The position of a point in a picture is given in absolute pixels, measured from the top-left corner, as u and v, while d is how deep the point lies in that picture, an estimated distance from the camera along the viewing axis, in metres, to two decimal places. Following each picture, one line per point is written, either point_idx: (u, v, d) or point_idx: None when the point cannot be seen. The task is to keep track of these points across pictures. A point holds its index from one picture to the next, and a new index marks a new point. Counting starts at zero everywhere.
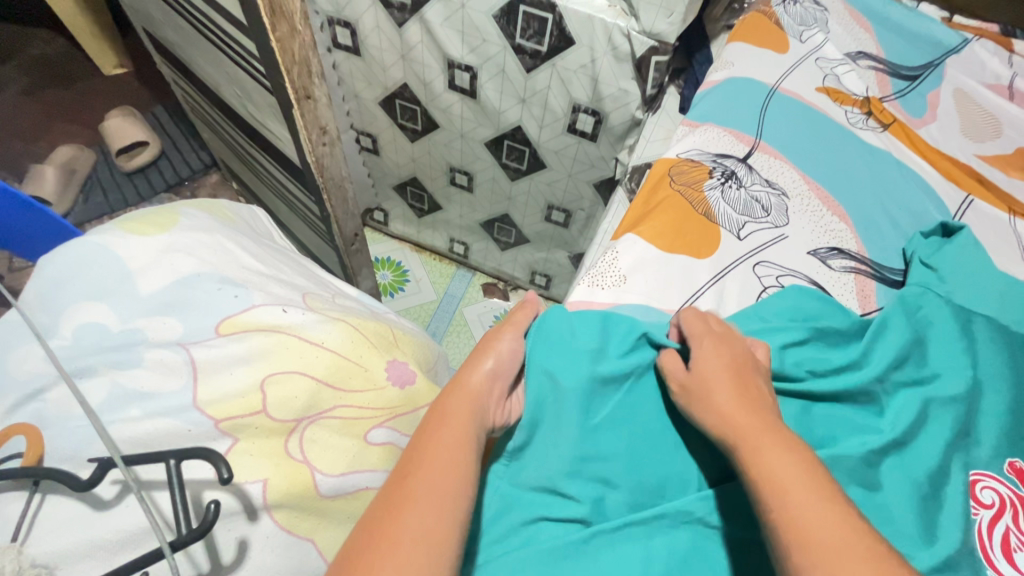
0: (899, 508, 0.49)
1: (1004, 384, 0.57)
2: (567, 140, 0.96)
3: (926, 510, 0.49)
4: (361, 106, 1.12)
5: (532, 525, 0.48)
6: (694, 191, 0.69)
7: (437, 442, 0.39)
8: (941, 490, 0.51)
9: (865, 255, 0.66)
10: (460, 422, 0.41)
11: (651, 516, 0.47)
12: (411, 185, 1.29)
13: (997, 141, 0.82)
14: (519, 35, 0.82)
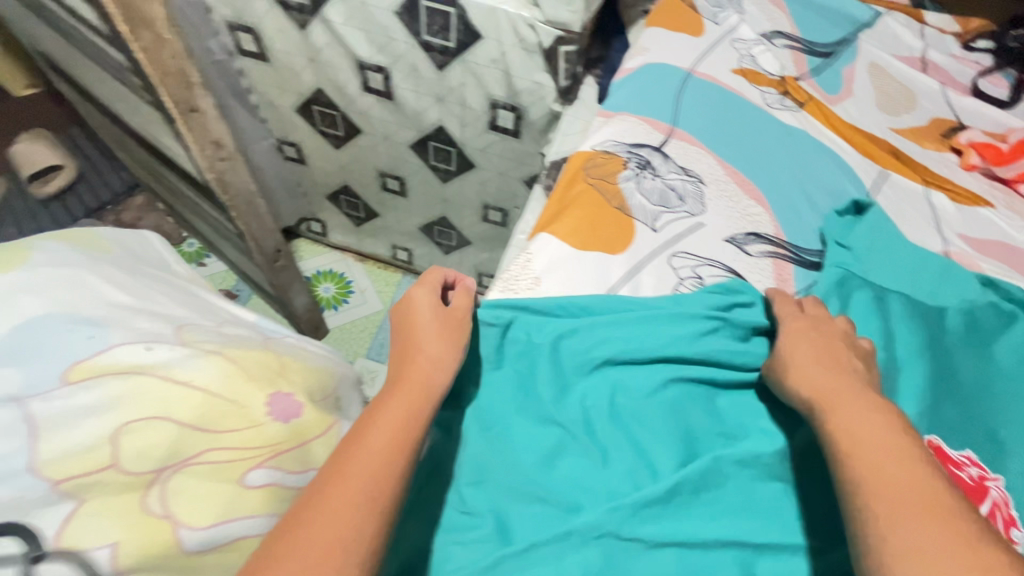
0: (817, 501, 0.48)
1: (920, 359, 0.56)
2: (491, 137, 0.93)
3: None
4: (278, 115, 1.07)
5: (439, 552, 0.45)
6: (608, 185, 0.67)
7: (383, 423, 0.40)
8: None
9: (783, 237, 0.65)
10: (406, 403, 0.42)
11: (560, 533, 0.44)
12: (343, 194, 1.24)
13: (912, 114, 0.83)
14: (424, 32, 0.79)
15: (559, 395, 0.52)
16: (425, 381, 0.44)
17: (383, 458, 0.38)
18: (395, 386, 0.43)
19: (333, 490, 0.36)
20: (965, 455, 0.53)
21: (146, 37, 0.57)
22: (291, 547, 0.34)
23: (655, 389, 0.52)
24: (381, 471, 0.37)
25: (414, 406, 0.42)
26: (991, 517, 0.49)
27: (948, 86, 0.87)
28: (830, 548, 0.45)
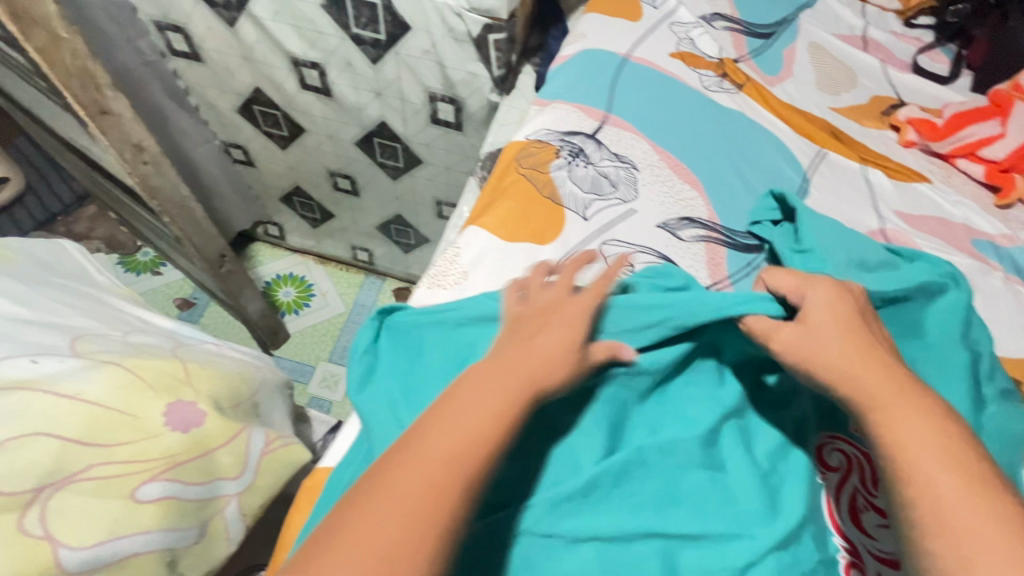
0: (743, 489, 0.46)
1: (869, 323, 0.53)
2: (435, 131, 0.91)
3: (768, 486, 0.47)
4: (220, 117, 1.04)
5: None
6: (540, 174, 0.66)
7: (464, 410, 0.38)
8: (783, 466, 0.48)
9: (716, 221, 0.64)
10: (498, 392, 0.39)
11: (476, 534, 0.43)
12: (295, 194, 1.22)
13: (852, 92, 0.82)
14: (353, 25, 0.77)
15: None
16: (531, 373, 0.41)
17: (463, 456, 0.36)
18: (498, 370, 0.41)
19: (410, 484, 0.34)
20: None
21: (42, 37, 0.54)
22: (359, 526, 0.33)
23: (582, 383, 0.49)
24: (456, 468, 0.35)
25: (509, 400, 0.39)
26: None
27: (889, 64, 0.86)
28: (757, 533, 0.44)
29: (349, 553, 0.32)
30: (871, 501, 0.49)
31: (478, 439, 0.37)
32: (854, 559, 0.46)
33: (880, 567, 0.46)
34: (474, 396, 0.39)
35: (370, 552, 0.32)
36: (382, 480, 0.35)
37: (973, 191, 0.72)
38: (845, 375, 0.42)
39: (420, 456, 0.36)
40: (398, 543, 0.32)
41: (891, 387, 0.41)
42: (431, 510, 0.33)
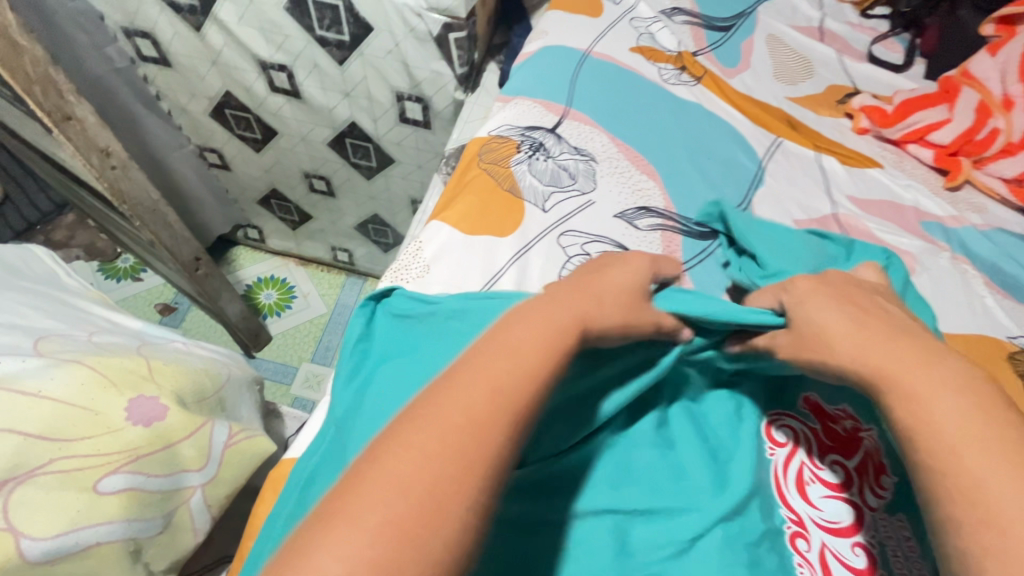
0: (694, 464, 0.48)
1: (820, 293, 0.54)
2: (405, 130, 0.93)
3: (717, 461, 0.48)
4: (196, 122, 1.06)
5: None
6: (501, 168, 0.67)
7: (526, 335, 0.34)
8: (735, 440, 0.50)
9: (672, 210, 0.66)
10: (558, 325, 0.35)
11: None
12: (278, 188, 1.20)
13: (809, 82, 0.84)
14: (317, 27, 0.78)
15: None
16: (583, 313, 0.37)
17: (515, 385, 0.31)
18: (547, 303, 0.37)
19: (458, 415, 0.29)
20: (843, 409, 0.51)
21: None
22: (401, 444, 0.28)
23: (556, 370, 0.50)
24: (507, 400, 0.31)
25: (556, 332, 0.35)
26: (862, 468, 0.49)
27: (845, 54, 0.89)
28: (707, 507, 0.45)
29: (393, 493, 0.27)
30: (817, 473, 0.49)
31: (528, 370, 0.32)
32: (800, 529, 0.47)
33: (824, 537, 0.46)
34: (521, 325, 0.35)
35: (419, 485, 0.27)
36: (424, 409, 0.30)
37: (923, 174, 0.75)
38: (854, 353, 0.38)
39: (465, 386, 0.31)
40: (446, 467, 0.28)
41: (909, 357, 0.36)
42: (479, 442, 0.29)
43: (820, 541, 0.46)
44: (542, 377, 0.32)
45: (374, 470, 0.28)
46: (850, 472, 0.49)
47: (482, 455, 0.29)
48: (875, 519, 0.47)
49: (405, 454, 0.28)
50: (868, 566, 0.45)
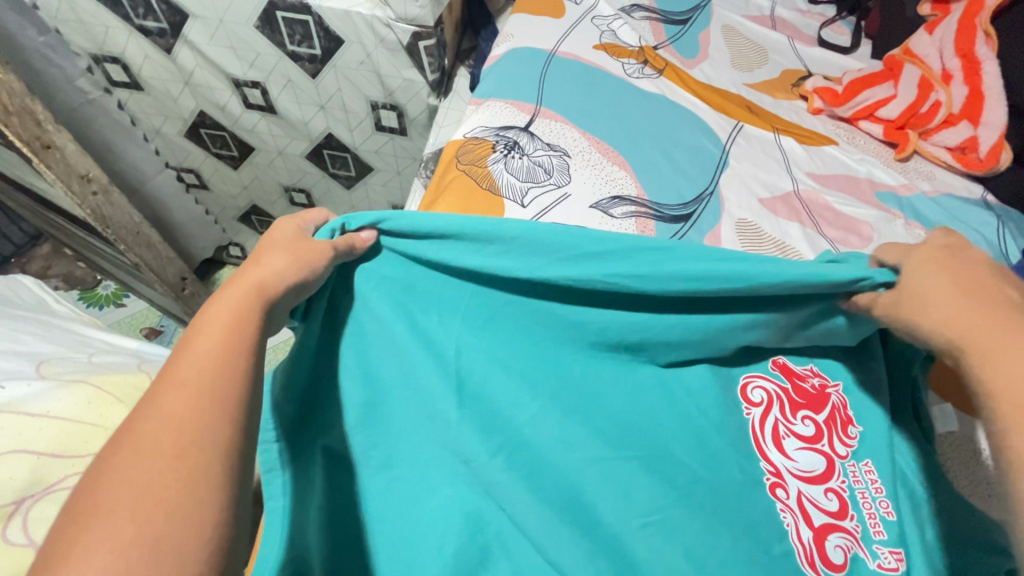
0: (671, 420, 0.48)
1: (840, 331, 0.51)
2: (381, 138, 0.95)
3: (692, 420, 0.49)
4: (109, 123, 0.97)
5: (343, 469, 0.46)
6: (478, 168, 0.70)
7: (206, 328, 0.34)
8: (708, 398, 0.50)
9: (644, 197, 0.69)
10: (231, 302, 0.36)
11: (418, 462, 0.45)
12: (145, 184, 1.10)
13: (765, 68, 0.89)
14: (288, 42, 0.80)
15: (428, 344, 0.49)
16: (258, 281, 0.39)
17: (217, 363, 0.32)
18: (233, 290, 0.37)
19: (159, 420, 0.29)
20: (810, 369, 0.54)
21: None
22: (125, 472, 0.27)
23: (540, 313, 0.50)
24: (209, 380, 0.31)
25: (251, 305, 0.37)
26: (830, 420, 0.51)
27: (796, 39, 0.93)
28: (689, 462, 0.47)
29: (128, 503, 0.26)
30: (790, 429, 0.51)
31: (220, 348, 0.33)
32: (778, 480, 0.48)
33: (801, 485, 0.48)
34: (203, 318, 0.35)
35: (150, 480, 0.27)
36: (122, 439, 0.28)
37: (875, 148, 0.80)
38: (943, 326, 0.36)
39: (150, 421, 0.29)
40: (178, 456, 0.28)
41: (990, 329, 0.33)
42: (183, 446, 0.28)
43: (797, 489, 0.48)
44: (245, 345, 0.34)
45: (85, 516, 0.25)
46: (822, 425, 0.51)
47: (200, 434, 0.29)
48: (844, 466, 0.50)
49: (118, 480, 0.26)
50: (841, 508, 0.48)
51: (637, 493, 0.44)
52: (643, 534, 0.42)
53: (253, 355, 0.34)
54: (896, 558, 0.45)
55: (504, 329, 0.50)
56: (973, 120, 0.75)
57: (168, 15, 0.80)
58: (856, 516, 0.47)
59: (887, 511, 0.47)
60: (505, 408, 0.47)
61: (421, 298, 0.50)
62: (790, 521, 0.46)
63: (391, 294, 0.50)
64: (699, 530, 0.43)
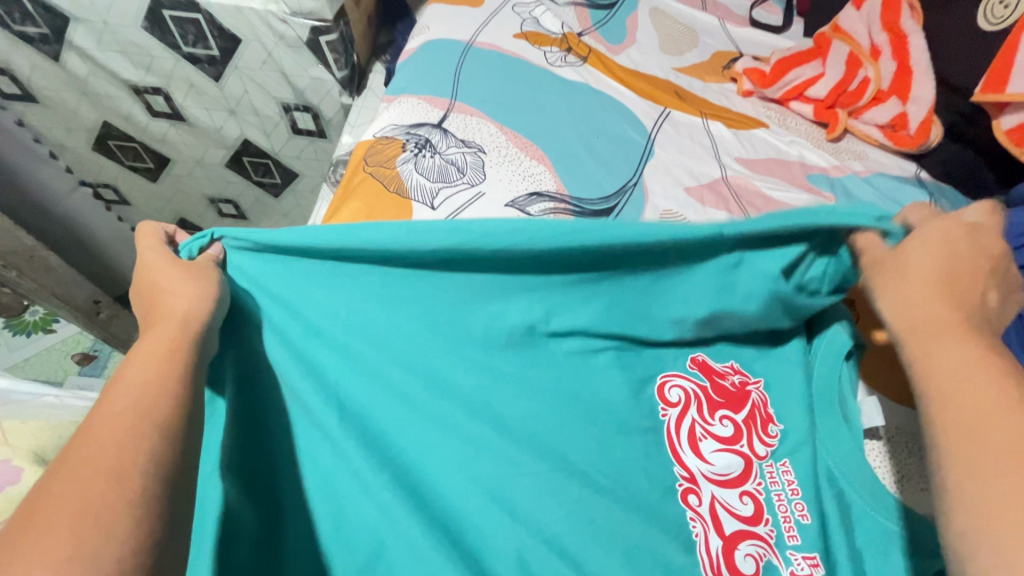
0: (571, 432, 0.47)
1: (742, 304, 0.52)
2: (302, 142, 0.90)
3: (597, 432, 0.48)
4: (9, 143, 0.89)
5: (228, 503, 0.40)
6: (386, 170, 0.66)
7: (145, 348, 0.36)
8: (611, 411, 0.49)
9: (564, 192, 0.66)
10: (168, 326, 0.38)
11: (318, 494, 0.42)
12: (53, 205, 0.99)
13: (695, 50, 0.85)
14: (182, 43, 0.74)
15: (317, 367, 0.47)
16: (187, 309, 0.40)
17: (153, 385, 0.33)
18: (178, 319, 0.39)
19: (99, 435, 0.30)
20: (729, 365, 0.55)
21: None
22: (81, 465, 0.28)
23: (436, 328, 0.50)
24: (154, 390, 0.33)
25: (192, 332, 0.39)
26: (750, 419, 0.51)
27: (726, 20, 0.91)
28: (589, 473, 0.46)
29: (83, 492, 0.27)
30: (707, 430, 0.50)
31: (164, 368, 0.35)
32: (692, 486, 0.48)
33: (715, 489, 0.48)
34: (147, 341, 0.37)
35: (101, 470, 0.28)
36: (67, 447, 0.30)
37: (806, 130, 0.77)
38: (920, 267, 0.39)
39: (97, 426, 0.30)
40: (128, 448, 0.29)
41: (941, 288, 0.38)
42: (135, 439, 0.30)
43: (710, 494, 0.48)
44: (182, 368, 0.36)
45: (33, 512, 0.26)
46: (740, 425, 0.51)
47: (137, 444, 0.30)
48: (762, 466, 0.49)
49: (63, 475, 0.28)
50: (756, 512, 0.47)
51: (538, 513, 0.43)
52: (543, 551, 0.42)
53: (189, 379, 0.35)
54: (810, 564, 0.44)
55: (386, 345, 0.48)
56: (901, 97, 0.73)
57: (48, 19, 0.73)
58: (771, 521, 0.47)
59: (801, 515, 0.47)
60: (386, 428, 0.46)
61: (303, 318, 0.48)
62: (700, 531, 0.46)
63: (276, 319, 0.48)
64: (595, 542, 0.42)
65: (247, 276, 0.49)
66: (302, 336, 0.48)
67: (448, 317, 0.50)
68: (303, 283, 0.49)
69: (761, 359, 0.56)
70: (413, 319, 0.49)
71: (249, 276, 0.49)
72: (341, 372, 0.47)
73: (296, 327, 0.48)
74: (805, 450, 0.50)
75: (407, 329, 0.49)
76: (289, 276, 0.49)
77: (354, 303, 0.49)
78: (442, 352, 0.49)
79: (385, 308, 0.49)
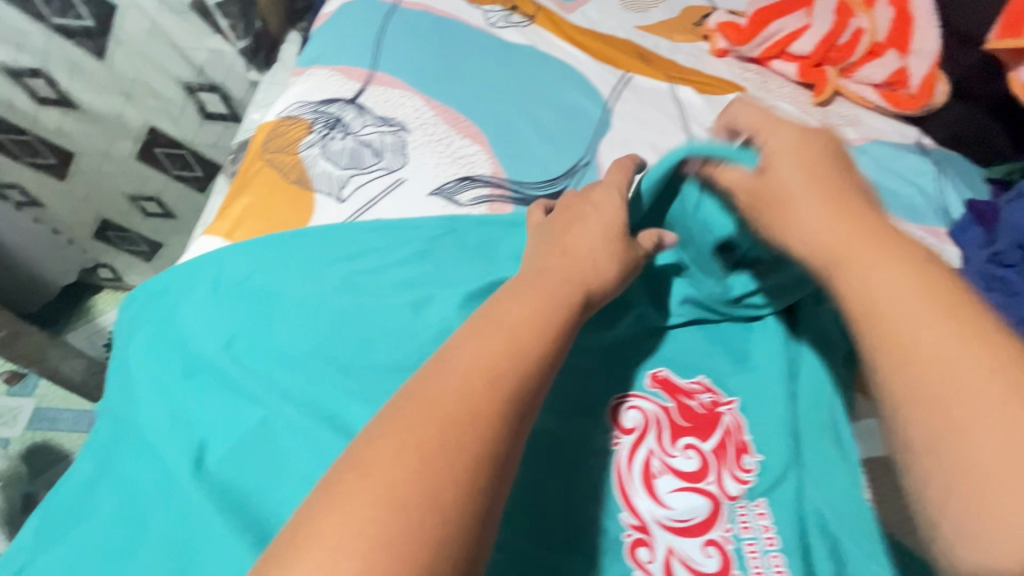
0: None
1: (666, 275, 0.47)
2: (217, 127, 0.82)
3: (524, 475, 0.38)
4: None
5: (76, 550, 0.36)
6: (286, 156, 0.55)
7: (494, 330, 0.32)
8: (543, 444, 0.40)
9: (501, 175, 0.55)
10: (533, 303, 0.34)
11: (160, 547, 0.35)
12: None
13: (662, 6, 0.74)
14: (49, 13, 0.63)
15: (184, 400, 0.41)
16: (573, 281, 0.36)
17: (478, 376, 0.29)
18: (536, 277, 0.36)
19: (438, 399, 0.28)
20: (699, 382, 0.44)
21: None
22: (384, 468, 0.25)
23: (324, 341, 0.42)
24: (485, 390, 0.28)
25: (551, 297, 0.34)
26: (720, 448, 0.41)
27: None
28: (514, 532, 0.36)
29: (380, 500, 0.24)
30: (666, 464, 0.40)
31: (505, 346, 0.31)
32: (643, 536, 0.38)
33: (671, 540, 0.38)
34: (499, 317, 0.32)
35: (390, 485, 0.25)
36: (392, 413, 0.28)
37: (790, 92, 0.65)
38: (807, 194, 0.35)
39: (424, 403, 0.28)
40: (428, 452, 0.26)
41: (861, 232, 0.32)
42: (455, 446, 0.26)
43: (666, 546, 0.38)
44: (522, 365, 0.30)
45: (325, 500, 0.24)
46: (707, 456, 0.41)
47: (445, 455, 0.26)
48: (733, 509, 0.39)
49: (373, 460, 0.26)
50: (722, 568, 0.37)
51: None
52: None
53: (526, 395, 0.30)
54: None
55: (270, 363, 0.41)
56: (900, 50, 0.62)
57: None
58: None
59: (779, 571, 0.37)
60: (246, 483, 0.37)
61: (188, 350, 0.43)
62: None
63: (154, 345, 0.44)
64: None
65: (145, 305, 0.46)
66: (177, 369, 0.42)
67: (343, 326, 0.42)
68: (205, 307, 0.44)
69: (736, 373, 0.45)
70: (307, 338, 0.42)
71: (130, 306, 0.47)
72: (215, 405, 0.40)
73: (175, 354, 0.43)
74: (790, 489, 0.40)
75: (299, 344, 0.42)
76: (166, 303, 0.46)
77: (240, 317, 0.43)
78: (324, 369, 0.41)
79: (286, 329, 0.43)
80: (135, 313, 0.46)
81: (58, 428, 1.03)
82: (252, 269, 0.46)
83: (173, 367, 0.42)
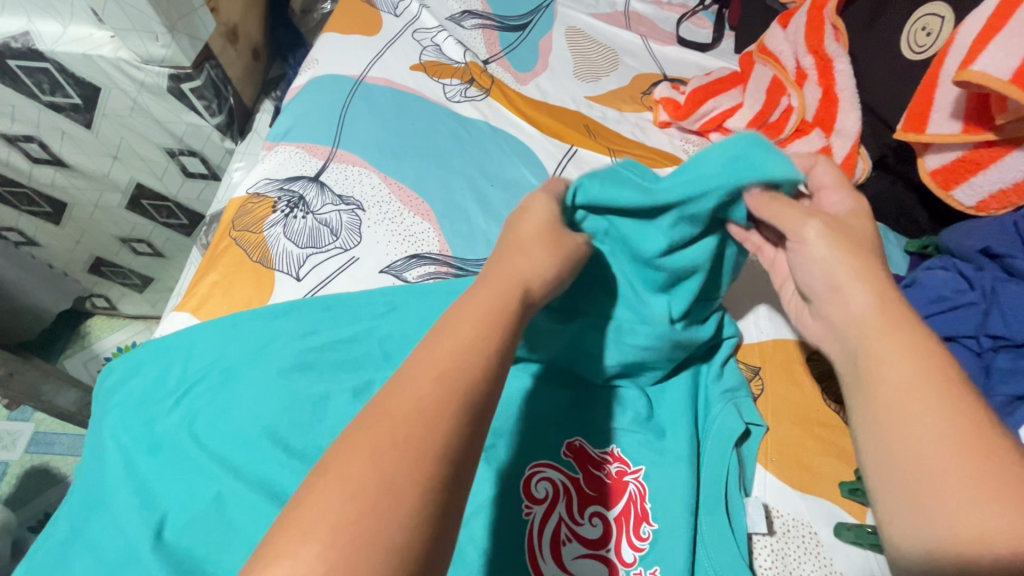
0: None
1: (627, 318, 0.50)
2: (197, 184, 0.88)
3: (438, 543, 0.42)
4: None
5: None
6: (251, 235, 0.60)
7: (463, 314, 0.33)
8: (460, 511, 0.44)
9: (447, 253, 0.60)
10: (501, 290, 0.35)
11: None
12: None
13: (614, 74, 0.78)
14: (39, 92, 0.68)
15: (150, 477, 0.46)
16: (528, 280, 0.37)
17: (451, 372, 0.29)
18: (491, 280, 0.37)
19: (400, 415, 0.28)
20: (609, 452, 0.49)
21: None
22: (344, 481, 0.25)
23: (273, 422, 0.47)
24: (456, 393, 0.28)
25: (505, 310, 0.34)
26: (622, 516, 0.46)
27: (650, 37, 0.84)
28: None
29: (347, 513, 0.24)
30: (572, 531, 0.45)
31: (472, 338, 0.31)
32: None
33: None
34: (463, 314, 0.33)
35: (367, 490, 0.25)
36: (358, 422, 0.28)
37: None
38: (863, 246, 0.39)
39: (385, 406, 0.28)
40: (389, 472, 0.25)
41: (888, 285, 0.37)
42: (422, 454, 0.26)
43: None
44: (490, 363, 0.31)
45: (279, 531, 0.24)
46: (610, 524, 0.46)
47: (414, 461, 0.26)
48: None
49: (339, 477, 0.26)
50: None
51: None
52: None
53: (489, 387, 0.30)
54: None
55: (226, 442, 0.46)
56: (825, 128, 0.65)
57: None
58: None
59: None
60: (204, 553, 0.42)
61: (155, 429, 0.48)
62: None
63: (124, 424, 0.49)
64: None
65: (117, 383, 0.52)
66: (144, 450, 0.47)
67: (293, 405, 0.48)
68: (172, 394, 0.50)
69: (650, 444, 0.50)
70: (257, 420, 0.47)
71: (105, 386, 0.52)
72: (177, 483, 0.45)
73: (142, 433, 0.48)
74: (679, 558, 0.44)
75: (252, 423, 0.47)
76: (137, 385, 0.51)
77: (204, 400, 0.49)
78: (273, 446, 0.46)
79: (240, 409, 0.48)
80: (110, 391, 0.51)
81: (55, 451, 1.07)
82: (217, 353, 0.51)
83: (141, 447, 0.47)
